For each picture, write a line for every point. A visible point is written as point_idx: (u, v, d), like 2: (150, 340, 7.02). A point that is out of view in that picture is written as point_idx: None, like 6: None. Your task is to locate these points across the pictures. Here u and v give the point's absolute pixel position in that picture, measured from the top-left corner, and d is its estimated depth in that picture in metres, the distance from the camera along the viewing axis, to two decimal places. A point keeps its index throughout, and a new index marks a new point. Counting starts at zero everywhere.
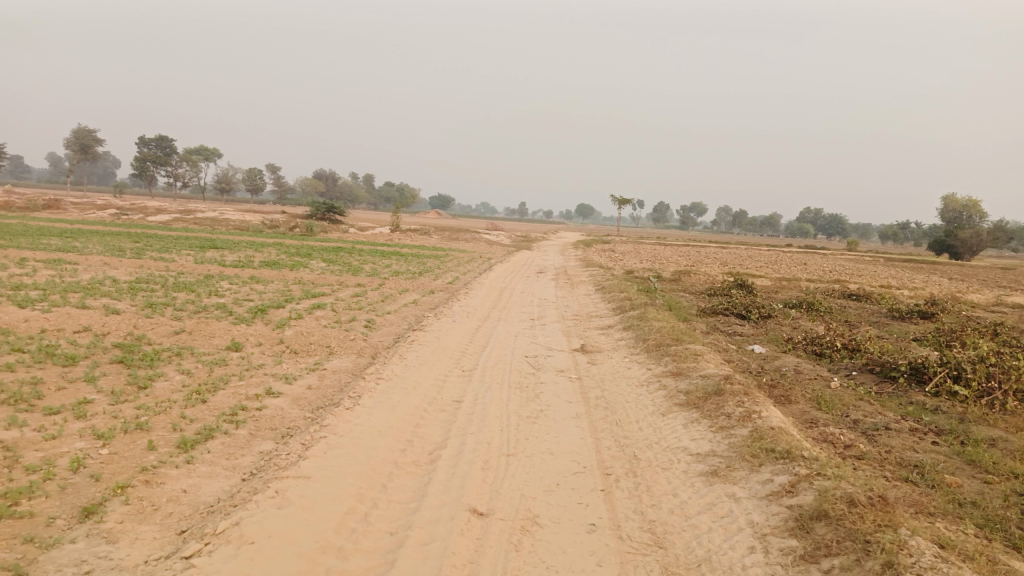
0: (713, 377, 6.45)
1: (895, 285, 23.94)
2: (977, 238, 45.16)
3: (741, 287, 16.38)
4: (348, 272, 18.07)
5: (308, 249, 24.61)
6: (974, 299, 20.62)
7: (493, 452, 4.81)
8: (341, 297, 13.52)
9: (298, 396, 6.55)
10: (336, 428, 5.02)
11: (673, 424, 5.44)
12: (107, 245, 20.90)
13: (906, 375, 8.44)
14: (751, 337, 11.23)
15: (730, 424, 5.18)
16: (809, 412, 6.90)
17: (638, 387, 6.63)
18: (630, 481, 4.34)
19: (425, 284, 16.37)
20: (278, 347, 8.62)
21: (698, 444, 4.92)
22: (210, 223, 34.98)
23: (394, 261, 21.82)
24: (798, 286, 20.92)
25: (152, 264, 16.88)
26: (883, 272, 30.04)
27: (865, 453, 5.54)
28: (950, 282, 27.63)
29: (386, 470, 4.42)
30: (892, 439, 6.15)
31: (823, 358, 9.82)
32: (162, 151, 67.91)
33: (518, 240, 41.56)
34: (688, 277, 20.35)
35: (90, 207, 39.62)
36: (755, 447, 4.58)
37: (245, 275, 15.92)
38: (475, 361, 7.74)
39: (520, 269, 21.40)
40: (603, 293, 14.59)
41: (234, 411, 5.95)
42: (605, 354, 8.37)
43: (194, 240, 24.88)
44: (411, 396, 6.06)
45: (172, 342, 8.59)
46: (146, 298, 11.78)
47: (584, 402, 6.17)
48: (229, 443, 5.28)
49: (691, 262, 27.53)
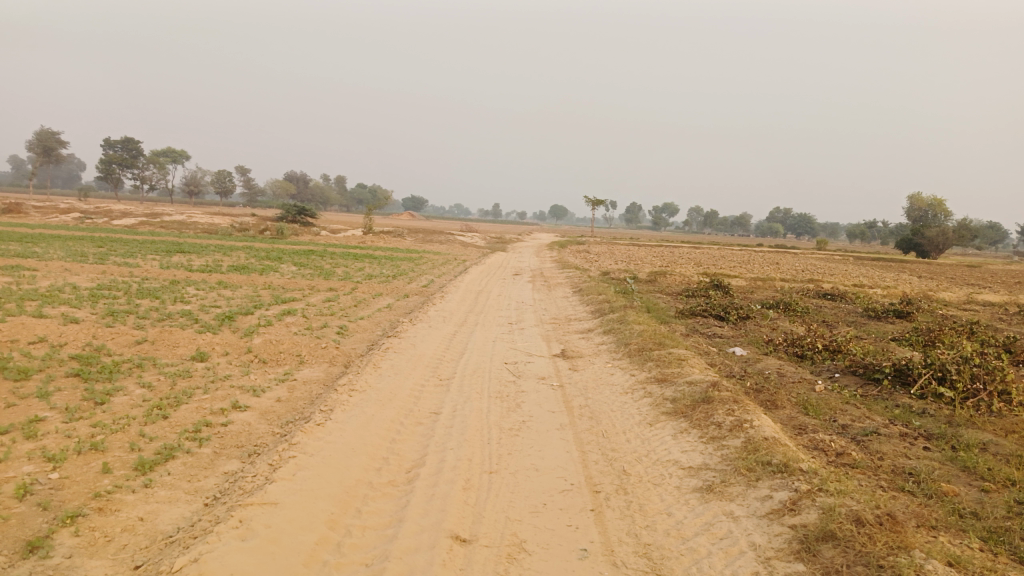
0: (699, 383, 6.23)
1: (867, 284, 24.07)
2: (943, 236, 45.79)
3: (718, 288, 16.26)
4: (320, 276, 17.68)
5: (279, 252, 24.09)
6: (946, 297, 20.74)
7: (475, 469, 4.54)
8: (313, 302, 13.14)
9: (266, 410, 6.22)
10: (305, 445, 4.72)
11: (662, 435, 5.21)
12: (68, 250, 20.24)
13: (890, 377, 8.33)
14: (731, 339, 11.07)
15: (722, 434, 4.96)
16: (796, 417, 6.72)
17: (623, 395, 6.40)
18: (621, 499, 4.09)
19: (399, 287, 16.04)
20: (246, 357, 8.26)
21: (690, 457, 4.69)
22: (177, 227, 34.16)
23: (367, 265, 21.42)
24: (773, 286, 20.90)
25: (116, 270, 16.33)
26: (854, 272, 30.28)
27: (857, 461, 5.37)
28: (920, 281, 27.85)
29: (360, 493, 4.13)
30: (883, 445, 5.99)
31: (805, 360, 9.68)
32: (128, 153, 66.51)
33: (492, 241, 41.27)
34: (664, 278, 20.24)
35: (52, 211, 38.68)
36: (750, 459, 4.36)
37: (213, 280, 15.45)
38: (453, 369, 7.46)
39: (495, 271, 21.12)
40: (580, 296, 14.38)
41: (198, 428, 5.61)
42: (586, 360, 8.13)
43: (161, 244, 24.22)
44: (385, 408, 5.77)
45: (134, 352, 8.19)
46: (108, 305, 11.31)
47: (567, 412, 5.92)
48: (192, 464, 4.94)
49: (666, 263, 27.45)
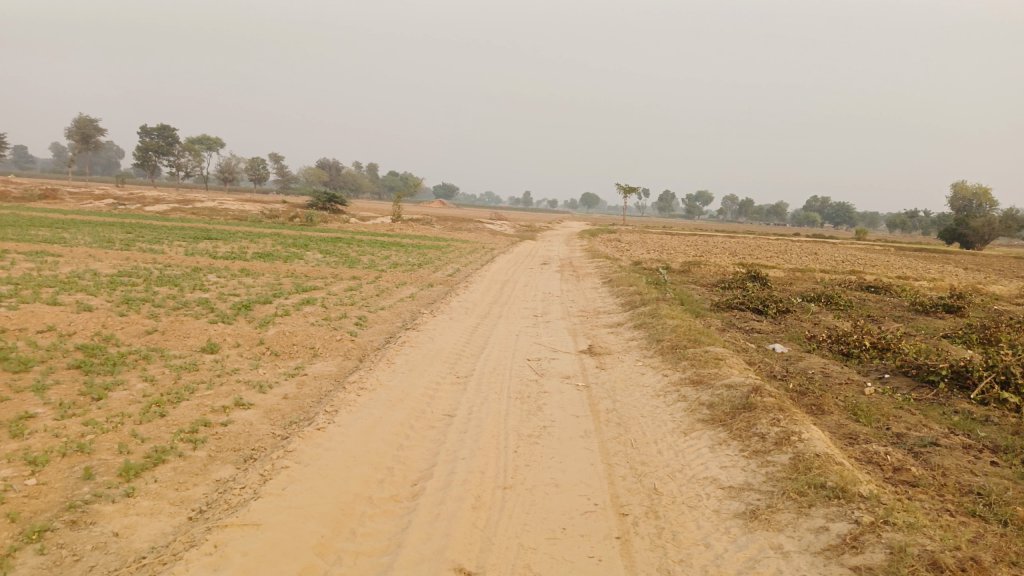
0: (739, 387, 5.67)
1: (913, 276, 23.07)
2: (989, 226, 44.01)
3: (755, 280, 15.57)
4: (344, 263, 17.34)
5: (305, 239, 23.84)
6: (996, 291, 19.67)
7: (487, 484, 4.07)
8: (334, 290, 12.77)
9: (270, 408, 5.82)
10: (301, 453, 4.28)
11: (698, 447, 4.69)
12: (96, 236, 20.18)
13: (946, 380, 7.67)
14: (770, 335, 10.44)
15: (766, 448, 4.43)
16: (846, 425, 6.13)
17: (654, 398, 5.87)
18: (651, 525, 3.59)
19: (424, 276, 15.62)
20: (257, 349, 7.87)
21: (730, 474, 4.17)
22: (208, 213, 34.17)
23: (393, 252, 21.04)
24: (813, 277, 20.03)
25: (140, 256, 16.17)
26: (897, 263, 29.18)
27: (918, 479, 4.78)
28: (965, 273, 26.62)
29: (358, 510, 3.68)
30: (944, 459, 5.38)
31: (851, 359, 9.02)
32: (165, 140, 67.07)
33: (523, 230, 40.72)
34: (698, 268, 19.57)
35: (87, 197, 38.98)
36: (801, 480, 3.83)
37: (236, 267, 15.19)
38: (472, 366, 6.99)
39: (524, 261, 20.61)
40: (610, 287, 13.79)
41: (195, 428, 5.22)
42: (615, 357, 7.60)
43: (189, 231, 24.15)
44: (395, 410, 5.32)
45: (142, 343, 7.87)
46: (125, 293, 11.06)
47: (593, 417, 5.41)
48: (182, 470, 4.54)
49: (700, 252, 26.68)
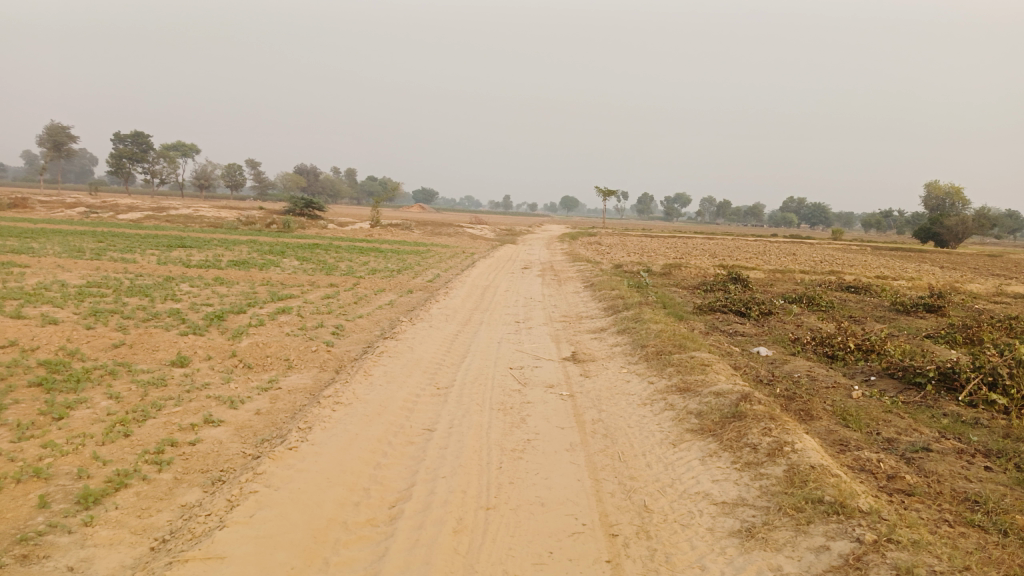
0: (728, 394, 5.52)
1: (891, 275, 23.24)
2: (963, 225, 44.56)
3: (736, 282, 15.50)
4: (322, 270, 17.05)
5: (282, 246, 23.47)
6: (974, 289, 19.78)
7: (469, 505, 3.87)
8: (311, 298, 12.50)
9: (242, 425, 5.57)
10: (271, 475, 4.04)
11: (687, 459, 4.51)
12: (66, 245, 19.68)
13: (934, 382, 7.58)
14: (754, 338, 10.33)
15: (759, 460, 4.26)
16: (836, 430, 6.01)
17: (641, 408, 5.69)
18: (642, 546, 3.41)
19: (403, 282, 15.38)
20: (230, 361, 7.60)
21: (723, 489, 3.99)
22: (183, 221, 33.60)
23: (371, 258, 20.76)
24: (793, 278, 20.01)
25: (110, 266, 15.74)
26: (875, 262, 29.41)
27: (913, 488, 4.64)
28: (941, 271, 26.86)
29: (331, 537, 3.46)
30: (937, 465, 5.26)
31: (836, 362, 8.92)
32: (139, 147, 66.10)
33: (503, 233, 40.55)
34: (679, 270, 19.52)
35: (58, 205, 38.25)
36: (797, 495, 3.67)
37: (210, 276, 14.84)
38: (452, 376, 6.78)
39: (504, 265, 20.42)
40: (592, 291, 13.64)
41: (160, 449, 4.96)
42: (599, 364, 7.42)
43: (162, 239, 23.66)
44: (372, 425, 5.10)
45: (109, 357, 7.56)
46: (94, 304, 10.71)
47: (579, 428, 5.22)
48: (146, 495, 4.28)
49: (680, 254, 26.63)
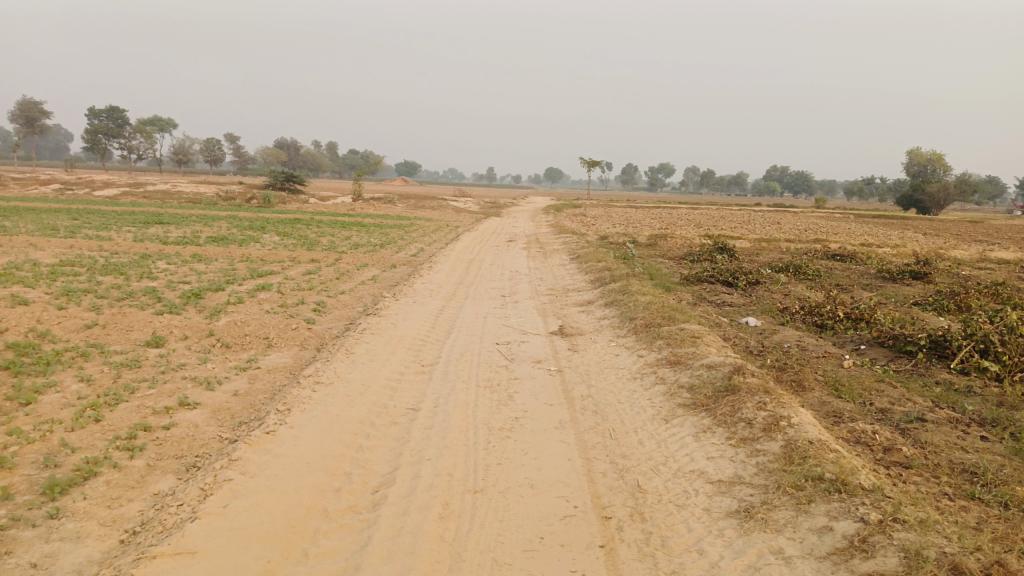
0: (720, 367, 5.37)
1: (875, 242, 23.26)
2: (945, 192, 44.72)
3: (722, 252, 15.38)
4: (303, 246, 16.72)
5: (263, 221, 23.06)
6: (958, 256, 19.77)
7: (455, 488, 3.70)
8: (292, 275, 12.24)
9: (219, 407, 5.37)
10: (247, 462, 3.85)
11: (681, 436, 4.37)
12: (39, 223, 19.18)
13: (925, 350, 7.50)
14: (743, 308, 10.21)
15: (754, 435, 4.13)
16: (829, 401, 5.90)
17: (631, 382, 5.54)
18: (637, 530, 3.26)
19: (386, 257, 15.12)
20: (207, 340, 7.37)
21: (718, 467, 3.85)
22: (161, 197, 32.99)
23: (353, 233, 20.43)
24: (779, 247, 19.94)
25: (85, 244, 15.34)
26: (859, 230, 29.45)
27: (910, 460, 4.53)
28: (925, 238, 26.93)
29: (311, 527, 3.29)
30: (933, 435, 5.16)
31: (825, 331, 8.82)
32: (114, 122, 64.67)
33: (487, 206, 40.21)
34: (664, 241, 19.37)
35: (32, 182, 37.38)
36: (796, 471, 3.53)
37: (188, 253, 14.48)
38: (437, 352, 6.60)
39: (488, 238, 20.20)
40: (578, 263, 13.44)
41: (133, 434, 4.75)
42: (587, 338, 7.26)
43: (139, 216, 23.18)
44: (354, 406, 4.91)
45: (81, 339, 7.30)
46: (66, 284, 10.37)
47: (568, 405, 5.06)
48: (116, 483, 4.09)
49: (664, 225, 26.49)
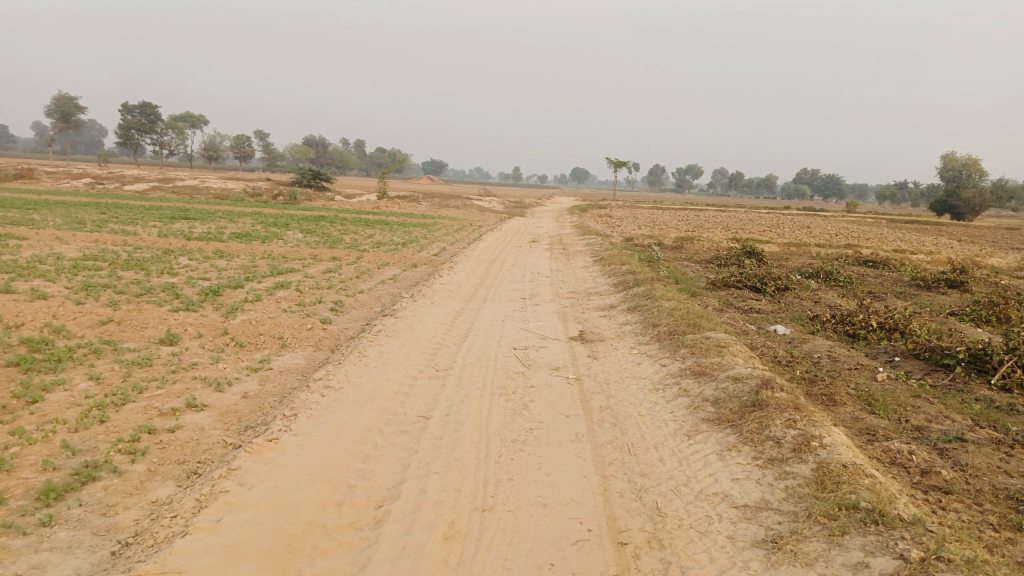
0: (747, 380, 5.11)
1: (908, 248, 22.67)
2: (980, 197, 43.61)
3: (750, 256, 15.02)
4: (325, 243, 16.65)
5: (287, 218, 23.06)
6: (996, 263, 19.15)
7: (463, 506, 3.50)
8: (312, 273, 12.14)
9: (227, 410, 5.22)
10: (246, 472, 3.67)
11: (704, 453, 4.12)
12: (67, 217, 19.33)
13: (963, 364, 7.15)
14: (770, 315, 9.90)
15: (783, 456, 3.87)
16: (861, 417, 5.61)
17: (653, 394, 5.30)
18: (655, 558, 3.04)
19: (407, 256, 14.99)
20: (221, 339, 7.26)
21: (744, 490, 3.61)
22: (189, 192, 33.24)
23: (376, 231, 20.34)
24: (808, 252, 19.49)
25: (109, 239, 15.39)
26: (892, 235, 28.75)
27: (950, 485, 4.24)
28: (960, 245, 26.26)
29: (308, 545, 3.11)
30: (973, 457, 4.85)
31: (857, 341, 8.49)
32: (147, 118, 65.46)
33: (512, 206, 39.99)
34: (691, 243, 19.03)
35: (64, 176, 37.88)
36: (829, 499, 3.28)
37: (210, 249, 14.45)
38: (453, 357, 6.40)
39: (512, 238, 19.99)
40: (602, 265, 13.18)
41: (136, 437, 4.62)
42: (608, 345, 7.03)
43: (166, 210, 23.29)
44: (363, 413, 4.73)
45: (96, 335, 7.22)
46: (86, 278, 10.35)
47: (585, 416, 4.84)
48: (115, 490, 3.95)
49: (691, 227, 26.07)
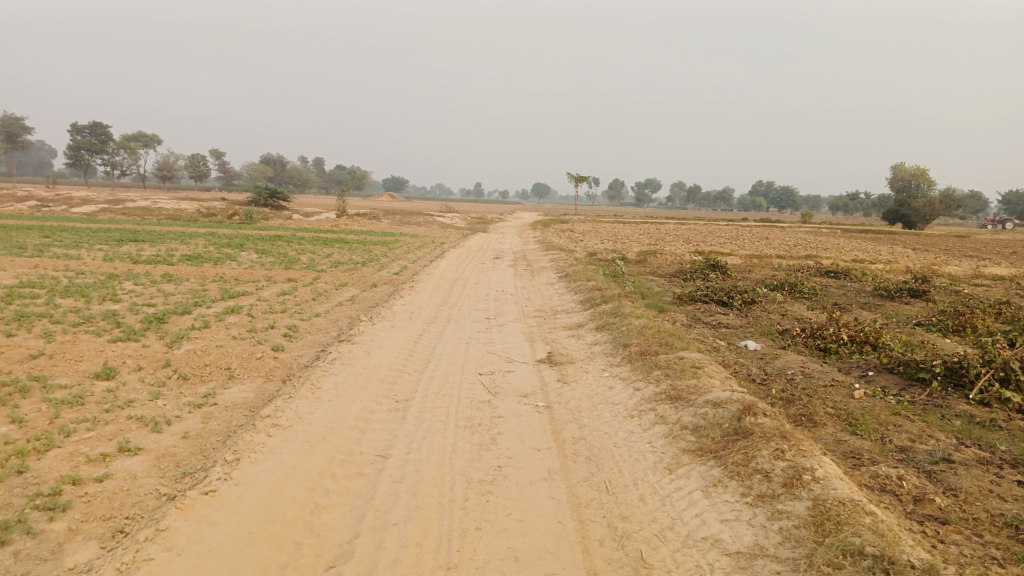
0: (728, 405, 4.81)
1: (866, 258, 22.92)
2: (931, 207, 44.57)
3: (715, 270, 14.90)
4: (281, 264, 16.11)
5: (242, 239, 22.40)
6: (952, 272, 19.36)
7: (424, 565, 3.10)
8: (266, 295, 11.62)
9: (164, 454, 4.75)
10: (176, 533, 3.24)
11: (688, 490, 3.80)
12: (7, 241, 18.46)
13: (940, 378, 6.97)
14: (740, 330, 9.69)
15: (774, 491, 3.57)
16: (844, 438, 5.36)
17: (628, 422, 4.97)
18: None
19: (366, 275, 14.53)
20: (163, 372, 6.75)
21: (735, 534, 3.28)
22: (140, 214, 32.24)
23: (335, 250, 19.83)
24: (771, 263, 19.54)
25: (50, 264, 14.62)
26: (849, 245, 29.14)
27: (947, 514, 3.98)
28: (915, 253, 26.68)
29: None
30: (964, 480, 4.61)
31: (829, 355, 8.30)
32: (98, 138, 63.73)
33: (474, 222, 39.68)
34: (654, 257, 18.90)
35: (9, 199, 36.47)
36: (831, 545, 2.96)
37: (158, 272, 13.81)
38: (414, 386, 6.00)
39: (475, 255, 19.64)
40: (567, 282, 12.89)
41: (57, 490, 4.11)
42: (578, 367, 6.70)
43: (114, 233, 22.45)
44: (314, 455, 4.30)
45: (24, 371, 6.65)
46: (21, 308, 9.69)
47: (557, 450, 4.48)
48: (27, 555, 3.46)
49: (653, 241, 26.03)
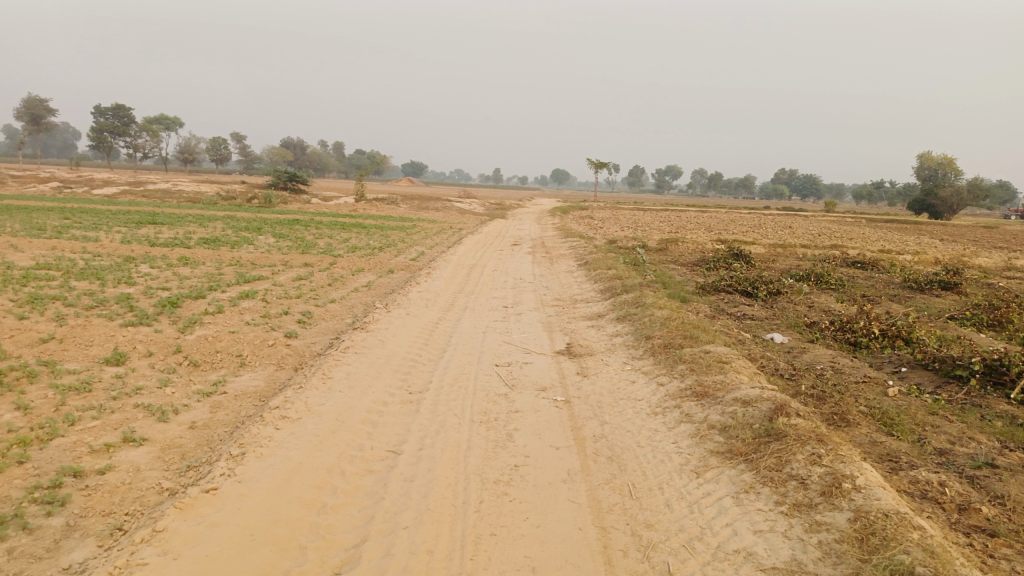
0: (759, 403, 4.55)
1: (893, 248, 22.39)
2: (958, 197, 43.61)
3: (738, 259, 14.53)
4: (298, 248, 15.94)
5: (261, 223, 22.27)
6: (982, 263, 18.83)
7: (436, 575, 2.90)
8: (281, 280, 11.47)
9: (169, 445, 4.58)
10: (174, 535, 3.06)
11: (717, 496, 3.56)
12: (27, 222, 18.45)
13: (978, 376, 6.64)
14: (766, 322, 9.38)
15: (812, 501, 3.32)
16: (880, 440, 5.08)
17: (652, 420, 4.73)
18: None
19: (383, 261, 14.34)
20: (173, 359, 6.59)
21: (770, 547, 3.05)
22: (160, 196, 32.22)
23: (353, 235, 19.65)
24: (795, 253, 19.10)
25: (68, 246, 14.54)
26: (874, 235, 28.53)
27: (995, 526, 3.71)
28: (942, 244, 26.09)
29: None
30: (1009, 486, 4.33)
31: (860, 350, 7.98)
32: (120, 120, 63.95)
33: (493, 207, 39.39)
34: (675, 245, 18.53)
35: (31, 180, 36.59)
36: (877, 564, 2.71)
37: (174, 256, 13.69)
38: (428, 377, 5.80)
39: (493, 242, 19.39)
40: (587, 270, 12.62)
41: (57, 483, 3.96)
42: (598, 360, 6.45)
43: (134, 215, 22.41)
44: (322, 451, 4.10)
45: (32, 355, 6.52)
46: (35, 290, 9.57)
47: (578, 449, 4.26)
48: (21, 553, 3.30)
49: (673, 229, 25.62)
